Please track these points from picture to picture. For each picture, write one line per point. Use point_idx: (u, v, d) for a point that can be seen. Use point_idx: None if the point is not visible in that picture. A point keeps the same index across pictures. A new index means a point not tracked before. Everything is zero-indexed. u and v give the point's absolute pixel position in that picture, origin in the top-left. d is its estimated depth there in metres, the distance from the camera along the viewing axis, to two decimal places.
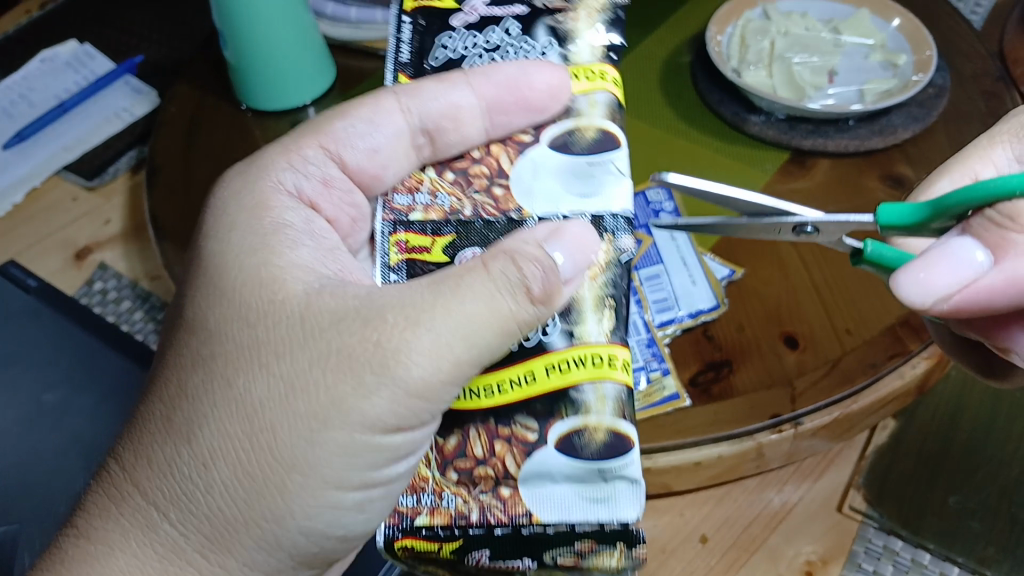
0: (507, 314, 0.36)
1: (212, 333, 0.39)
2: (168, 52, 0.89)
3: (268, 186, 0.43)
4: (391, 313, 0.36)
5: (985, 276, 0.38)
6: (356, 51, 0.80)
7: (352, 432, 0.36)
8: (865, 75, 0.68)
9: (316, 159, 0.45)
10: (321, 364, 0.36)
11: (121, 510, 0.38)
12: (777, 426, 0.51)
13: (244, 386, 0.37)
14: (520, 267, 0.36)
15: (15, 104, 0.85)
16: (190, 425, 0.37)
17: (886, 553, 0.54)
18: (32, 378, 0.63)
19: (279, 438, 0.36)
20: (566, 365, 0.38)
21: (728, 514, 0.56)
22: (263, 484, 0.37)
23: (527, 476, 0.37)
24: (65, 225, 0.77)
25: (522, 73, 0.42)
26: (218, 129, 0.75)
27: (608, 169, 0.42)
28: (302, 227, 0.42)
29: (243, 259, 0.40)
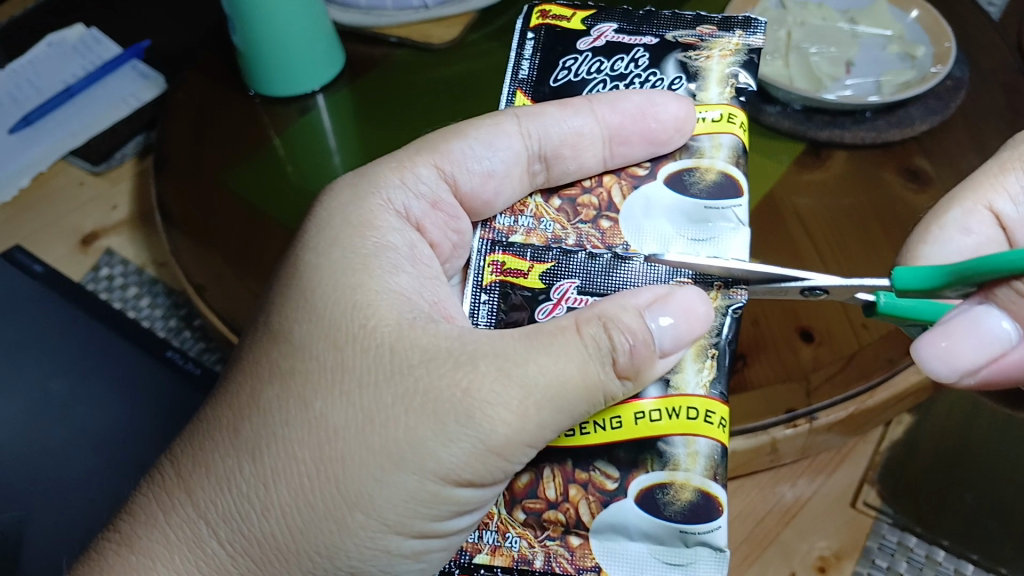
0: (596, 378, 0.37)
1: (296, 347, 0.38)
2: (175, 37, 0.88)
3: (376, 203, 0.43)
4: (485, 361, 0.37)
5: (1012, 349, 0.39)
6: (365, 37, 0.79)
7: (424, 481, 0.36)
8: (883, 67, 0.67)
9: (429, 178, 0.45)
10: (405, 403, 0.36)
11: (170, 519, 0.37)
12: (792, 421, 0.51)
13: (321, 410, 0.37)
14: (612, 336, 0.37)
15: (22, 89, 0.84)
16: (257, 442, 0.37)
17: (901, 550, 0.53)
18: (39, 364, 0.63)
19: (347, 470, 0.36)
20: (660, 416, 0.39)
21: (741, 508, 0.55)
22: (322, 516, 0.36)
23: (599, 527, 0.39)
24: (72, 210, 0.76)
25: (650, 104, 0.44)
26: (227, 117, 0.74)
27: (727, 219, 0.42)
28: (404, 251, 0.42)
29: (340, 276, 0.40)
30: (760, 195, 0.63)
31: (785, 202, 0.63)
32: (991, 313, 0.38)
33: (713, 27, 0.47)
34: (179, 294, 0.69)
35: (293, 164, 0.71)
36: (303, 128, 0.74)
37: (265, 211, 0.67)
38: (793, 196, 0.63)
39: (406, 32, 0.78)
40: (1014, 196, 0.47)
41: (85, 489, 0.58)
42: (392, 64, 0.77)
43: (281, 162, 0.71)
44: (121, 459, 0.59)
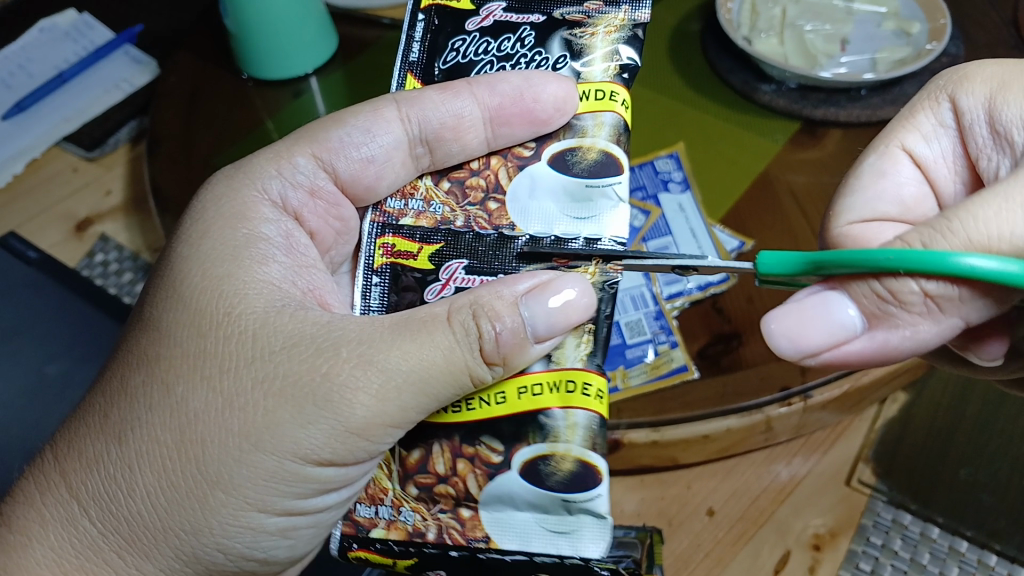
0: (461, 364, 0.37)
1: (162, 335, 0.38)
2: (168, 21, 0.88)
3: (251, 195, 0.43)
4: (346, 347, 0.37)
5: (855, 339, 0.36)
6: (359, 19, 0.79)
7: (282, 460, 0.36)
8: (879, 43, 0.67)
9: (306, 168, 0.44)
10: (264, 388, 0.36)
11: (45, 500, 0.37)
12: (786, 399, 0.51)
13: (182, 395, 0.37)
14: (480, 321, 0.37)
15: (15, 75, 0.84)
16: (123, 424, 0.37)
17: (895, 527, 0.53)
18: (35, 349, 0.63)
19: (207, 452, 0.36)
20: (540, 389, 0.38)
21: (737, 486, 0.55)
22: (184, 496, 0.36)
23: (487, 499, 0.38)
24: (65, 196, 0.76)
25: (527, 85, 0.42)
26: (220, 101, 0.74)
27: (606, 196, 0.41)
28: (277, 241, 0.42)
29: (209, 266, 0.40)
30: (752, 174, 0.63)
31: (779, 180, 0.63)
32: (838, 304, 0.35)
33: (600, 3, 0.46)
34: None
35: None
36: (295, 110, 0.74)
37: None
38: (788, 174, 0.63)
39: (400, 14, 0.78)
40: (927, 135, 0.43)
41: None
42: (385, 46, 0.77)
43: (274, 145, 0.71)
44: None
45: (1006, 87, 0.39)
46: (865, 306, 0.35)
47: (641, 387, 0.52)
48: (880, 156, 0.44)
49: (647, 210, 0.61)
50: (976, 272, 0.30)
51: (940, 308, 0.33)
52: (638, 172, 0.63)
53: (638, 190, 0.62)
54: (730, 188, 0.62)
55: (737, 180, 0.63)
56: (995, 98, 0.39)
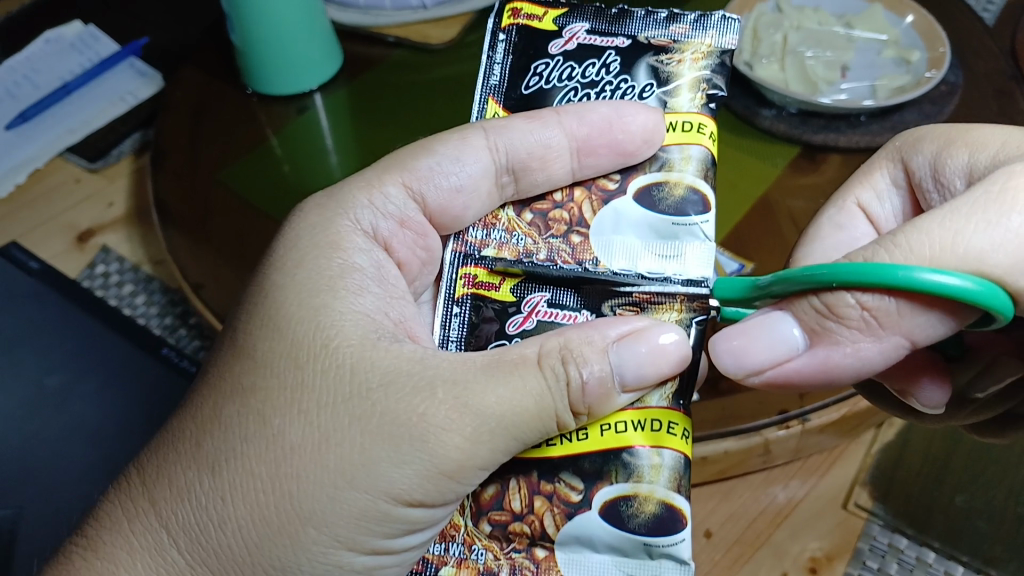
0: (551, 408, 0.37)
1: (259, 363, 0.39)
2: (173, 35, 0.88)
3: (344, 226, 0.43)
4: (442, 387, 0.37)
5: (798, 357, 0.37)
6: (364, 37, 0.79)
7: (376, 499, 0.36)
8: (879, 71, 0.68)
9: (397, 198, 0.45)
10: (361, 425, 0.37)
11: (133, 527, 0.37)
12: (785, 422, 0.51)
13: (279, 428, 0.37)
14: (569, 364, 0.37)
15: (20, 85, 0.84)
16: (217, 455, 0.37)
17: (891, 551, 0.53)
18: (35, 361, 0.63)
19: (302, 489, 0.36)
20: (626, 427, 0.39)
21: (733, 509, 0.55)
22: (277, 531, 0.36)
23: (565, 539, 0.39)
24: (68, 207, 0.76)
25: (617, 116, 0.43)
26: (225, 115, 0.74)
27: (692, 233, 0.42)
28: (369, 271, 0.42)
29: (305, 297, 0.40)
30: (752, 198, 0.64)
31: (779, 204, 0.63)
32: (781, 323, 0.37)
33: (687, 27, 0.47)
34: (176, 292, 0.69)
35: (289, 162, 0.71)
36: (301, 126, 0.74)
37: (259, 206, 0.67)
38: (788, 199, 0.64)
39: (405, 33, 0.78)
40: (880, 194, 0.46)
41: (79, 487, 0.58)
42: (391, 64, 0.78)
43: (278, 159, 0.71)
44: (116, 455, 0.59)
45: (948, 145, 0.41)
46: (806, 323, 0.36)
47: None
48: (837, 210, 0.47)
49: None
50: (918, 283, 0.31)
51: (878, 322, 0.34)
52: None
53: None
54: (730, 211, 0.63)
55: (737, 204, 0.63)
56: (941, 154, 0.42)
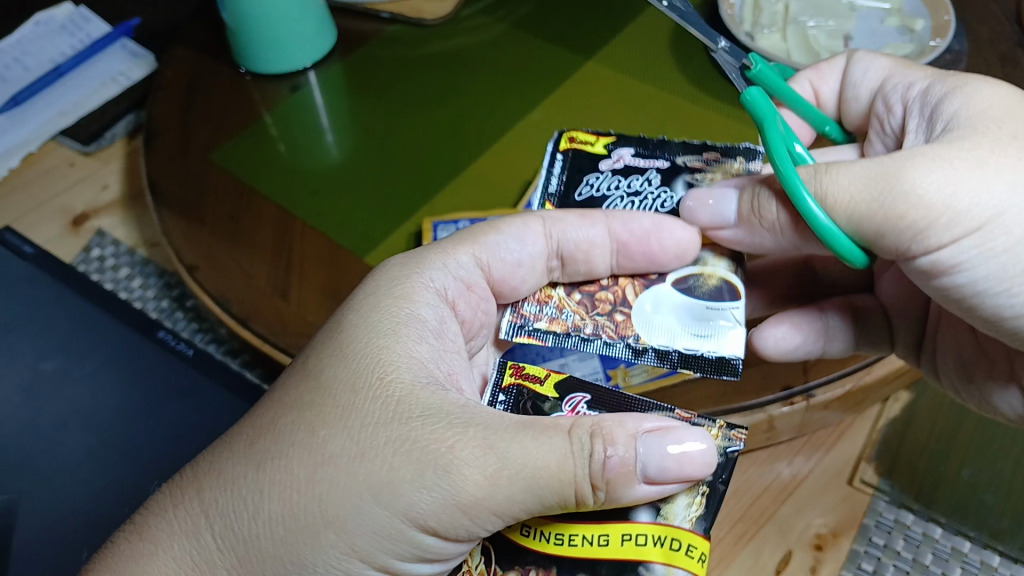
0: (569, 475, 0.36)
1: (321, 384, 0.39)
2: (165, 15, 0.87)
3: (417, 282, 0.44)
4: (476, 428, 0.37)
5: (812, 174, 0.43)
6: (358, 13, 0.78)
7: (395, 518, 0.36)
8: (882, 40, 0.66)
9: (465, 266, 0.46)
10: (395, 447, 0.36)
11: (177, 511, 0.38)
12: (790, 398, 0.51)
13: (323, 438, 0.37)
14: (597, 441, 0.36)
15: (10, 67, 0.83)
16: (265, 453, 0.37)
17: (897, 527, 0.53)
18: (32, 346, 0.62)
19: (330, 493, 0.36)
20: (643, 540, 0.38)
21: (737, 485, 0.55)
22: (301, 530, 0.36)
23: None
24: (62, 191, 0.75)
25: (656, 229, 0.44)
26: (218, 94, 0.73)
27: (725, 317, 0.44)
28: (431, 324, 0.42)
29: (373, 335, 0.40)
30: None
31: None
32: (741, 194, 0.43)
33: (717, 153, 0.48)
34: (172, 275, 0.68)
35: (285, 141, 0.70)
36: (294, 104, 0.73)
37: (254, 185, 0.66)
38: None
39: (399, 7, 0.77)
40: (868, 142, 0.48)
41: (76, 472, 0.57)
42: (384, 40, 0.76)
43: (273, 139, 0.70)
44: (113, 441, 0.58)
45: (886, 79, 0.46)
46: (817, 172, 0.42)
47: (643, 386, 0.49)
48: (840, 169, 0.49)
49: None
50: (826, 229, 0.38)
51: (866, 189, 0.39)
52: None
53: None
54: None
55: None
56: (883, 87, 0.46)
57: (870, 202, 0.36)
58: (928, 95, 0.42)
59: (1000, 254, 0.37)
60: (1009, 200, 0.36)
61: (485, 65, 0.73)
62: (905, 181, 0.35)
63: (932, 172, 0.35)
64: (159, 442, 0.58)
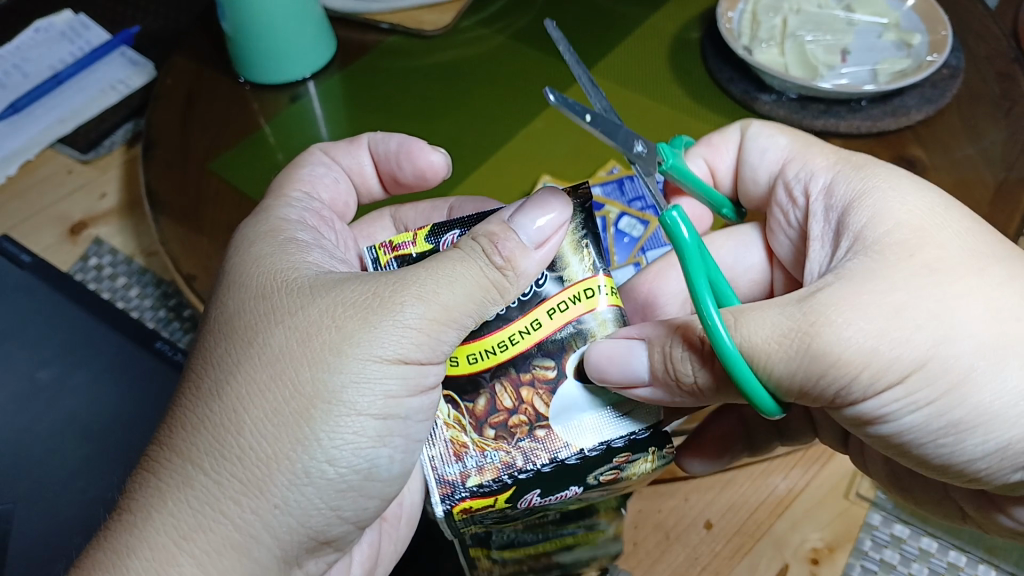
0: (481, 280, 0.36)
1: (235, 314, 0.37)
2: (165, 23, 0.87)
3: (278, 215, 0.43)
4: (384, 276, 0.37)
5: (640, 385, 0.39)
6: (357, 23, 0.78)
7: (366, 362, 0.35)
8: (879, 55, 0.67)
9: (303, 199, 0.45)
10: (330, 312, 0.36)
11: (161, 475, 0.35)
12: None
13: (263, 343, 0.36)
14: (479, 241, 0.37)
15: (9, 74, 0.83)
16: (217, 383, 0.36)
17: (893, 542, 0.53)
18: (29, 355, 0.62)
19: (300, 374, 0.35)
20: (563, 305, 0.40)
21: (733, 499, 0.55)
22: (288, 417, 0.35)
23: (557, 413, 0.39)
24: (59, 199, 0.75)
25: (408, 142, 0.47)
26: (217, 103, 0.73)
27: None
28: (310, 241, 0.41)
29: (262, 258, 0.39)
30: None
31: None
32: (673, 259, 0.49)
33: None
34: (169, 285, 0.68)
35: (283, 151, 0.70)
36: (293, 114, 0.73)
37: (250, 196, 0.66)
38: None
39: (400, 19, 0.78)
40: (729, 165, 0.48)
41: (73, 482, 0.57)
42: (383, 50, 0.77)
43: (271, 149, 0.70)
44: (111, 450, 0.58)
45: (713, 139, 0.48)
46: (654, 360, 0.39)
47: None
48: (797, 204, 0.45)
49: (647, 220, 0.61)
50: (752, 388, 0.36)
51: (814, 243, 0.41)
52: (639, 181, 0.63)
53: (637, 200, 0.63)
54: None
55: None
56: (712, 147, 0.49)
57: (792, 367, 0.34)
58: (833, 194, 0.40)
59: (926, 407, 0.34)
60: (931, 349, 0.33)
61: (483, 76, 0.73)
62: (824, 333, 0.33)
63: (848, 328, 0.33)
64: None
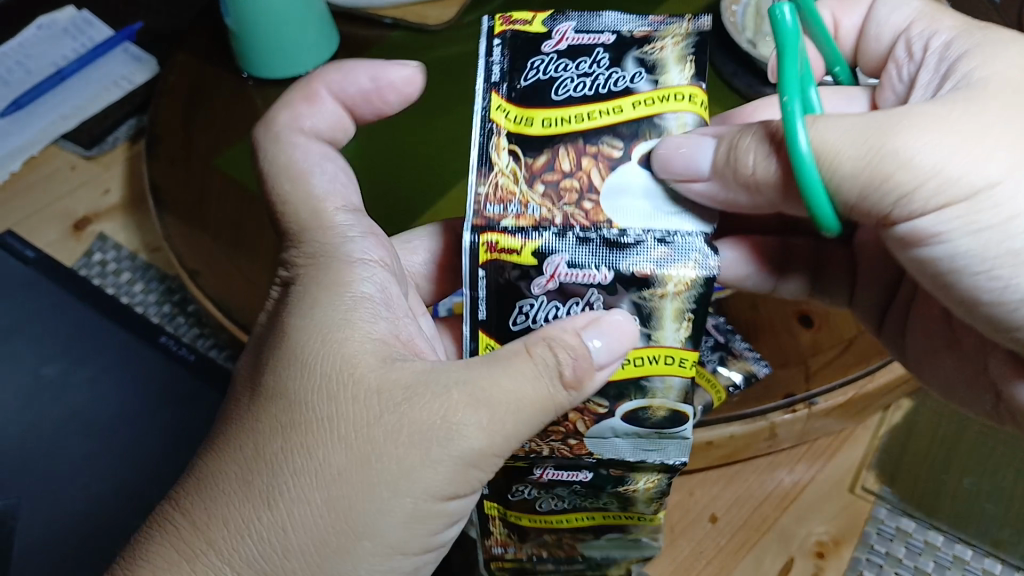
0: (545, 394, 0.36)
1: (293, 401, 0.36)
2: (168, 20, 0.87)
3: (342, 262, 0.40)
4: (458, 387, 0.36)
5: (701, 182, 0.38)
6: (361, 19, 0.78)
7: (415, 500, 0.35)
8: None
9: (350, 221, 0.42)
10: (394, 437, 0.35)
11: (194, 569, 0.35)
12: (791, 406, 0.51)
13: (324, 456, 0.35)
14: (556, 352, 0.36)
15: (12, 71, 0.83)
16: (273, 489, 0.35)
17: (899, 535, 0.53)
18: (33, 351, 0.62)
19: (354, 505, 0.35)
20: (641, 359, 0.40)
21: (739, 493, 0.55)
22: (334, 549, 0.35)
23: (595, 434, 0.41)
24: (63, 195, 0.75)
25: (377, 85, 0.46)
26: (220, 99, 0.73)
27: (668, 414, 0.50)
28: (377, 297, 0.40)
29: (328, 332, 0.38)
30: None
31: None
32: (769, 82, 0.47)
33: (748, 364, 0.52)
34: (173, 280, 0.68)
35: None
36: None
37: (253, 191, 0.66)
38: None
39: (402, 14, 0.78)
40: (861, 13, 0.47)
41: (78, 478, 0.57)
42: (386, 45, 0.76)
43: None
44: (117, 446, 0.58)
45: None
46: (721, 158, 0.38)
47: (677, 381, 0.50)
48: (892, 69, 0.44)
49: None
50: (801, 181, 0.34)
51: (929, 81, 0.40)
52: None
53: None
54: None
55: None
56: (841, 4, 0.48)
57: (859, 168, 0.33)
58: (947, 49, 0.40)
59: (985, 231, 0.34)
60: (1005, 174, 0.32)
61: None
62: (900, 143, 0.33)
63: (922, 134, 0.33)
64: (163, 447, 0.58)
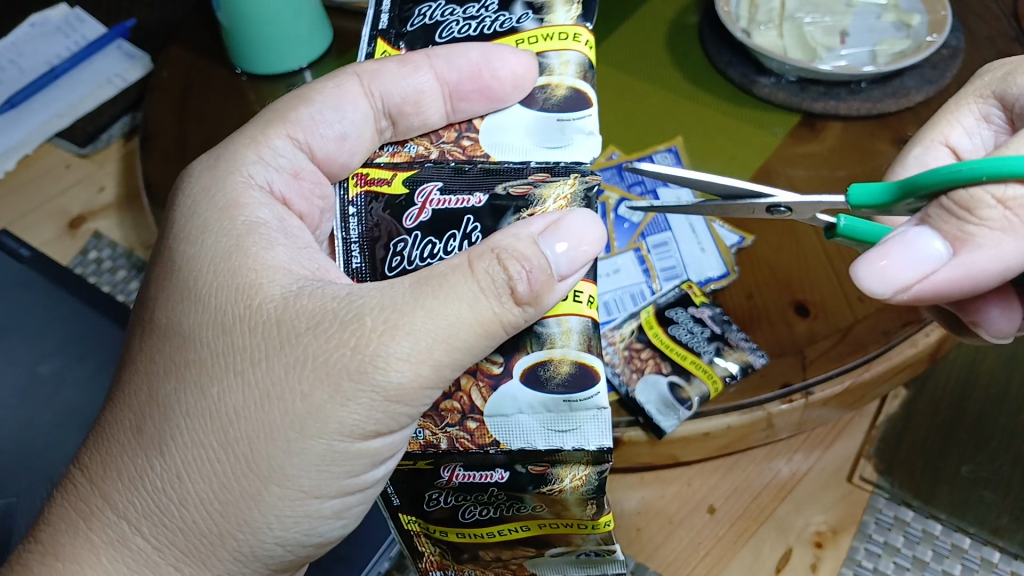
0: (489, 314, 0.36)
1: (186, 339, 0.38)
2: (161, 16, 0.87)
3: (237, 182, 0.41)
4: (369, 316, 0.36)
5: (943, 268, 0.36)
6: (355, 13, 0.78)
7: (330, 441, 0.36)
8: (878, 36, 0.66)
9: (285, 150, 0.43)
10: (298, 371, 0.36)
11: (89, 526, 0.36)
12: (787, 396, 0.51)
13: (217, 397, 0.36)
14: (505, 265, 0.36)
15: (6, 70, 0.83)
16: (162, 437, 0.36)
17: (897, 524, 0.53)
18: (27, 349, 0.62)
19: (254, 448, 0.36)
20: None
21: (736, 483, 0.55)
22: (239, 496, 0.36)
23: (492, 411, 0.39)
24: (58, 193, 0.75)
25: (484, 62, 0.43)
26: (212, 94, 0.73)
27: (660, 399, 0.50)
28: (273, 222, 0.40)
29: (218, 261, 0.39)
30: (751, 169, 0.63)
31: (779, 175, 0.62)
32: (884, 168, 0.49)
33: (742, 353, 0.52)
34: None
35: None
36: None
37: None
38: (787, 168, 0.62)
39: None
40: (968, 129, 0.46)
41: None
42: None
43: None
44: None
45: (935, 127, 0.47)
46: (947, 234, 0.36)
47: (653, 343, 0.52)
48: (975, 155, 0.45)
49: None
50: None
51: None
52: None
53: (637, 185, 0.62)
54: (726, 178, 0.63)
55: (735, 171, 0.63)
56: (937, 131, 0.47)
57: None
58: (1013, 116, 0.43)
59: None
60: None
61: None
62: None
63: None
64: None
